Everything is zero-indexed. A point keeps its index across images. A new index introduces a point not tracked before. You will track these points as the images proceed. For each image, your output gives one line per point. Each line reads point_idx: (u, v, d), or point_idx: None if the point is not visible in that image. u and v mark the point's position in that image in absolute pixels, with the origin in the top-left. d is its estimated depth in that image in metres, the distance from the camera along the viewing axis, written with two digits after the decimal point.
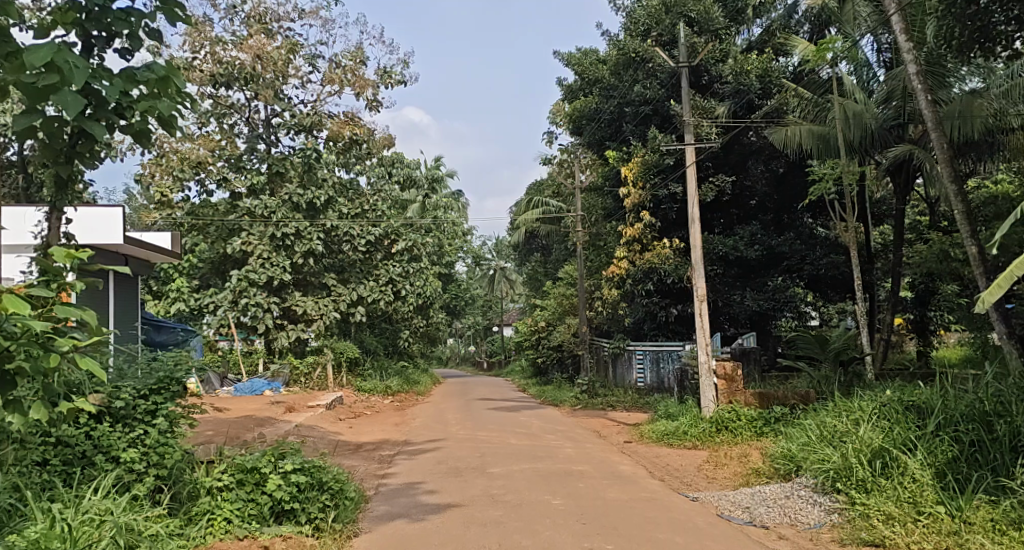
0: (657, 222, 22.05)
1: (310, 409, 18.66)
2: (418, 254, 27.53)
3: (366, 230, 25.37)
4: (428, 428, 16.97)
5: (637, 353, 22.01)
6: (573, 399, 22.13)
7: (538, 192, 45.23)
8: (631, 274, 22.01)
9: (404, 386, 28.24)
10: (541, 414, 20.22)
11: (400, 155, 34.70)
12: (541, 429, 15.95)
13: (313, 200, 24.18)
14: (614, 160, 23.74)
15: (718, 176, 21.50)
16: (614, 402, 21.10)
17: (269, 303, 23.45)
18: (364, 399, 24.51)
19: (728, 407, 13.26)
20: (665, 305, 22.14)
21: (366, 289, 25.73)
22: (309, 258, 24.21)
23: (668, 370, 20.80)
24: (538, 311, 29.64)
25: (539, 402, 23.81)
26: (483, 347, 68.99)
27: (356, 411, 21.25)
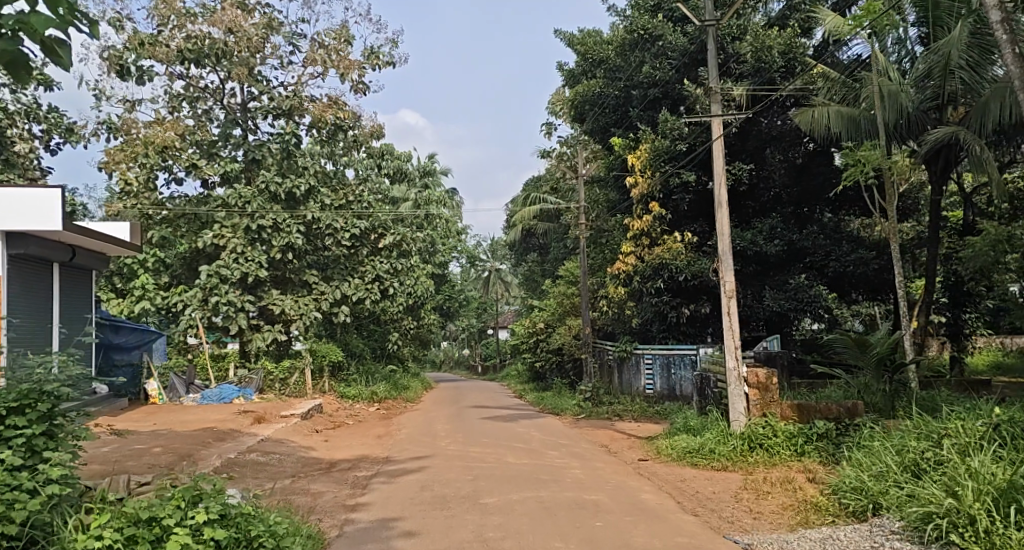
0: (667, 214, 20.22)
1: (283, 420, 16.77)
2: (408, 250, 25.64)
3: (351, 222, 23.52)
4: (413, 442, 15.07)
5: (645, 357, 20.16)
6: (574, 408, 20.27)
7: (535, 187, 43.41)
8: (638, 271, 20.18)
9: (392, 392, 26.35)
10: (540, 424, 18.34)
11: (390, 147, 32.80)
12: (541, 444, 14.08)
13: (293, 190, 22.44)
14: (619, 148, 21.87)
15: (735, 164, 19.61)
16: (620, 411, 19.24)
17: (243, 301, 21.52)
18: (347, 406, 22.63)
19: (762, 420, 11.41)
20: (677, 305, 20.13)
21: (351, 287, 23.82)
22: (288, 253, 22.38)
23: (680, 377, 19.03)
24: (536, 312, 27.76)
25: (538, 411, 21.93)
26: (478, 350, 67.01)
27: (336, 421, 19.33)
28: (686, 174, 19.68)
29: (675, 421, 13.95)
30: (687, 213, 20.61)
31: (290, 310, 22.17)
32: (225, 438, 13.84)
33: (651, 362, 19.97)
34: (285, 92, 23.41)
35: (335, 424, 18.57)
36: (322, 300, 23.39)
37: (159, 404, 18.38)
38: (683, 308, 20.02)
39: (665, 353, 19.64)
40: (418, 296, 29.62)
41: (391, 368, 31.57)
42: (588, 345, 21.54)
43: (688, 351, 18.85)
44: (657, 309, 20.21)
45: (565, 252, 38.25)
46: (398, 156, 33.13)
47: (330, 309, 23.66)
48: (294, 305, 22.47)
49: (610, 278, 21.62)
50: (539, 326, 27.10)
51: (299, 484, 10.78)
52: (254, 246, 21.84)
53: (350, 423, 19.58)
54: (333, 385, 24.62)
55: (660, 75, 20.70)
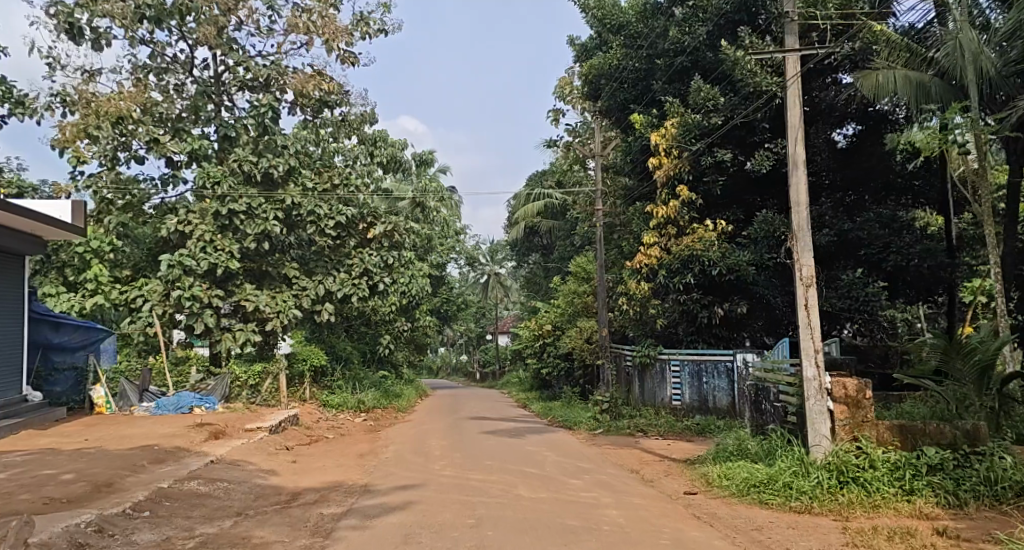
0: (696, 199, 17.62)
1: (247, 435, 14.08)
2: (402, 243, 22.93)
3: (336, 209, 20.69)
4: (401, 465, 12.37)
5: (672, 363, 17.58)
6: (589, 422, 17.58)
7: (539, 182, 40.86)
8: (666, 266, 17.52)
9: (383, 401, 23.65)
10: (552, 441, 15.68)
11: (384, 134, 30.14)
12: (557, 470, 11.39)
13: (270, 170, 19.75)
14: (641, 126, 19.24)
15: (778, 140, 17.01)
16: (643, 425, 16.61)
17: (211, 296, 18.78)
18: (329, 418, 20.02)
19: (852, 445, 8.79)
20: (708, 304, 17.45)
21: (336, 282, 21.06)
22: (263, 242, 19.68)
23: (713, 387, 16.60)
24: (542, 314, 25.08)
25: (547, 423, 19.30)
26: (476, 357, 64.23)
27: (312, 436, 16.62)
28: (721, 152, 17.06)
29: (724, 442, 11.28)
30: (720, 198, 17.95)
31: (265, 307, 19.49)
32: (166, 460, 11.14)
33: (678, 369, 17.40)
34: (262, 60, 20.56)
35: (311, 439, 15.91)
36: (303, 297, 20.68)
37: (105, 414, 15.73)
38: (717, 307, 17.36)
39: (694, 359, 17.14)
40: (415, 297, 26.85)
41: (383, 375, 28.85)
42: (606, 347, 18.74)
43: (722, 357, 16.46)
44: (686, 308, 17.55)
45: (572, 250, 35.52)
46: (393, 144, 30.40)
47: (311, 307, 20.96)
48: (271, 301, 19.81)
49: (629, 272, 18.97)
50: (546, 328, 24.53)
51: (241, 528, 8.12)
52: (225, 235, 19.16)
53: (329, 438, 16.87)
54: (316, 393, 21.90)
55: (689, 40, 18.06)
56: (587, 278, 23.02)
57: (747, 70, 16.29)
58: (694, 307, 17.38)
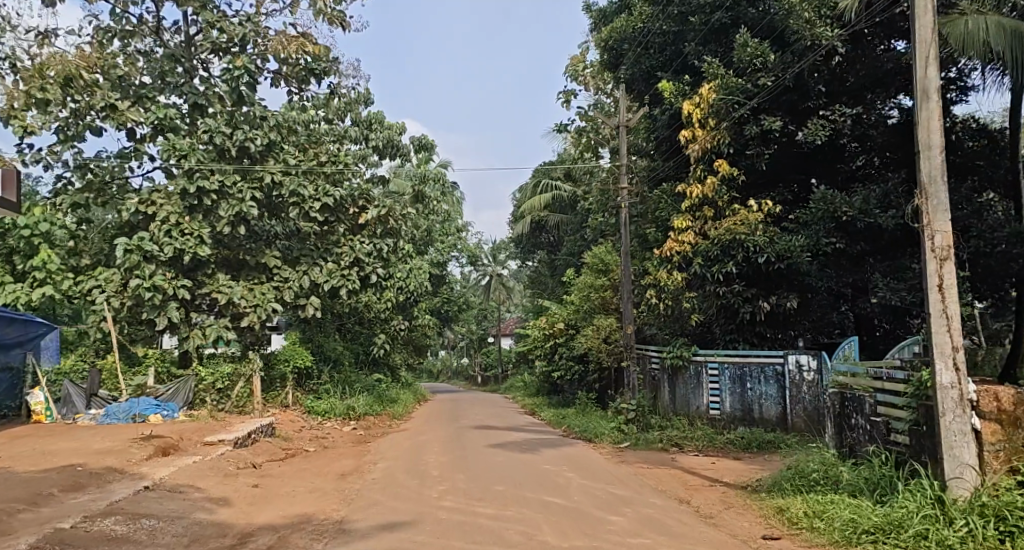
0: (738, 176, 15.21)
1: (199, 450, 11.63)
2: (398, 231, 20.56)
3: (323, 190, 18.22)
4: (389, 492, 9.93)
5: (710, 366, 15.10)
6: (613, 434, 15.10)
7: (546, 173, 38.58)
8: (704, 253, 15.12)
9: (376, 407, 21.18)
10: (571, 458, 13.24)
11: (380, 116, 27.75)
12: (587, 501, 8.95)
13: (247, 144, 17.32)
14: (671, 95, 16.83)
15: (834, 106, 14.68)
16: (677, 440, 14.17)
17: (176, 288, 16.34)
18: (314, 429, 17.61)
19: (1010, 479, 6.53)
20: (751, 298, 14.97)
21: (322, 273, 18.69)
22: (239, 227, 17.27)
23: (760, 394, 14.20)
24: (553, 311, 22.67)
25: (562, 435, 16.85)
26: (477, 359, 61.75)
27: (289, 449, 14.23)
28: (769, 120, 14.65)
29: (801, 466, 8.87)
30: (764, 176, 15.54)
31: (241, 300, 17.09)
32: (85, 487, 8.67)
33: (717, 373, 14.97)
34: (237, 20, 18.07)
35: (286, 453, 13.52)
36: (284, 290, 18.25)
37: (42, 425, 13.28)
38: (763, 301, 14.88)
39: (737, 361, 14.71)
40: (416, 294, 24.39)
41: (377, 379, 26.37)
42: (631, 348, 16.15)
43: (770, 360, 14.24)
44: (726, 303, 15.12)
45: (582, 245, 33.15)
46: (390, 128, 27.93)
47: (293, 302, 18.54)
48: (248, 294, 17.45)
49: (657, 262, 16.51)
50: (558, 327, 22.10)
51: None
52: (194, 217, 16.78)
53: (310, 451, 14.48)
54: (300, 398, 19.46)
55: None
56: (605, 271, 20.55)
57: (802, 19, 14.14)
58: (736, 300, 14.93)
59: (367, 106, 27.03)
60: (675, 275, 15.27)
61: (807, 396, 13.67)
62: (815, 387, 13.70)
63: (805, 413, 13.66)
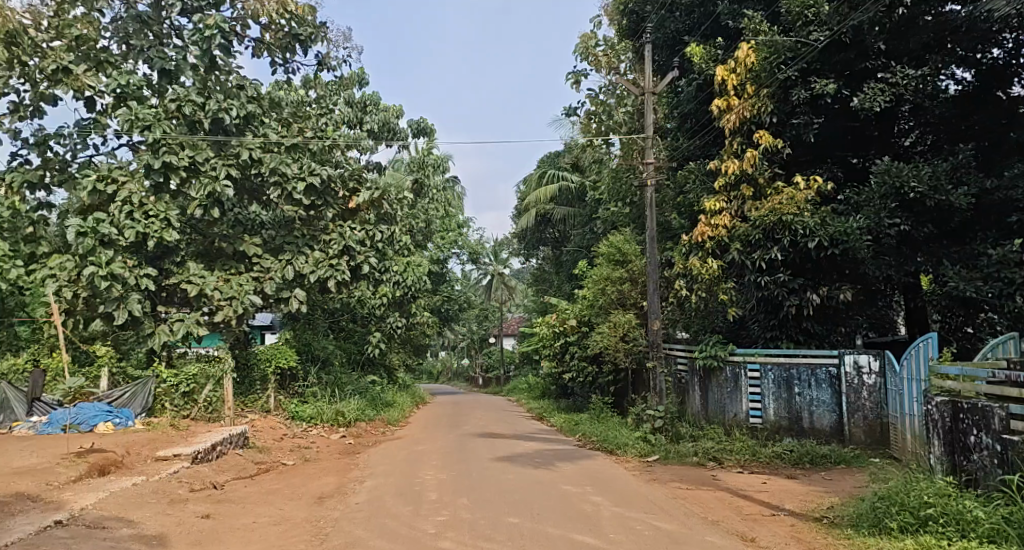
0: (782, 148, 13.24)
1: (144, 468, 9.63)
2: (394, 217, 18.64)
3: (308, 168, 16.23)
4: (373, 524, 7.97)
5: (750, 367, 13.05)
6: (638, 446, 13.09)
7: (553, 164, 36.83)
8: (744, 238, 13.14)
9: (369, 411, 19.20)
10: (593, 475, 11.28)
11: (376, 97, 25.84)
12: (626, 542, 6.97)
13: (222, 115, 15.37)
14: (701, 60, 14.89)
15: (896, 67, 12.67)
16: (715, 453, 12.19)
17: (140, 278, 14.40)
18: (297, 438, 15.64)
19: None
20: (798, 289, 12.96)
21: (307, 263, 16.74)
22: (213, 209, 15.33)
23: (812, 400, 12.31)
24: (564, 307, 20.73)
25: (576, 445, 14.85)
26: (478, 361, 59.83)
27: (262, 463, 12.28)
28: (819, 83, 12.69)
29: (906, 498, 6.93)
30: (811, 149, 13.56)
31: (214, 292, 15.16)
32: None
33: (758, 375, 12.93)
34: None
35: (258, 469, 11.57)
36: (264, 282, 16.24)
37: None
38: (811, 292, 12.87)
39: (782, 361, 12.69)
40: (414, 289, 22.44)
41: (372, 382, 24.40)
42: (658, 348, 14.03)
43: (822, 361, 12.30)
44: (769, 295, 13.12)
45: (591, 238, 31.22)
46: (387, 110, 26.00)
47: (274, 295, 16.56)
48: (224, 286, 15.55)
49: (685, 249, 14.50)
50: (569, 324, 20.15)
51: None
52: (161, 197, 14.90)
53: (289, 465, 12.53)
54: (284, 403, 17.50)
55: None
56: (622, 262, 18.61)
57: None
58: (782, 292, 12.93)
59: (362, 87, 25.12)
60: (710, 264, 13.20)
61: (868, 403, 11.83)
62: (876, 392, 11.84)
63: (865, 422, 11.84)
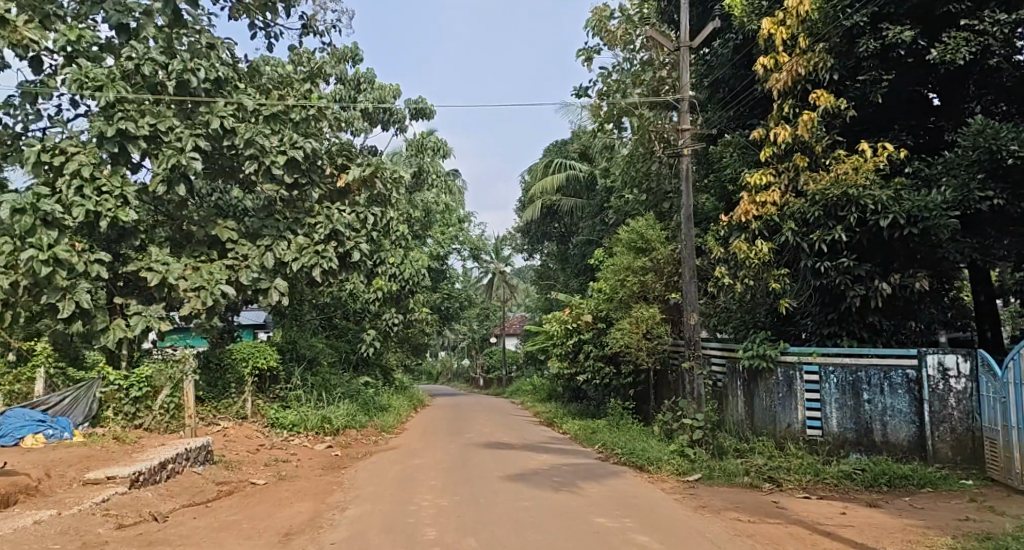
0: (843, 110, 11.24)
1: (58, 503, 7.58)
2: (389, 199, 16.65)
3: (290, 139, 14.24)
4: None
5: (807, 368, 11.00)
6: (674, 462, 11.01)
7: (560, 152, 34.85)
8: (799, 215, 11.15)
9: (360, 417, 17.20)
10: (625, 500, 9.28)
11: (371, 75, 23.81)
12: None
13: (190, 78, 13.34)
14: (743, 13, 12.87)
15: (984, 11, 10.57)
16: (771, 473, 10.12)
17: (91, 265, 12.40)
18: (276, 450, 13.63)
19: None
20: (865, 276, 10.94)
21: (289, 250, 14.77)
22: (179, 186, 13.33)
23: (884, 409, 10.32)
24: (577, 302, 18.74)
25: (596, 458, 12.79)
26: (480, 362, 57.87)
27: (226, 483, 10.28)
28: (893, 30, 10.67)
29: None
30: (874, 111, 11.66)
31: (179, 281, 13.16)
32: None
33: (817, 378, 10.89)
34: None
35: (217, 492, 9.58)
36: (239, 272, 14.23)
37: None
38: (880, 281, 10.83)
39: (848, 362, 10.64)
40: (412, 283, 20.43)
41: (367, 385, 22.39)
42: (697, 346, 11.88)
43: (896, 361, 10.30)
44: (829, 284, 11.08)
45: (602, 230, 29.22)
46: (383, 90, 23.97)
47: (250, 286, 14.57)
48: (191, 275, 13.57)
49: (723, 231, 12.47)
50: (584, 321, 18.16)
51: None
52: (116, 171, 12.91)
53: (259, 485, 10.53)
54: (263, 408, 15.50)
55: None
56: (645, 251, 16.59)
57: None
58: (845, 280, 10.89)
59: (355, 64, 23.10)
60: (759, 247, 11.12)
61: (956, 413, 9.88)
62: (965, 399, 9.87)
63: (953, 436, 9.88)
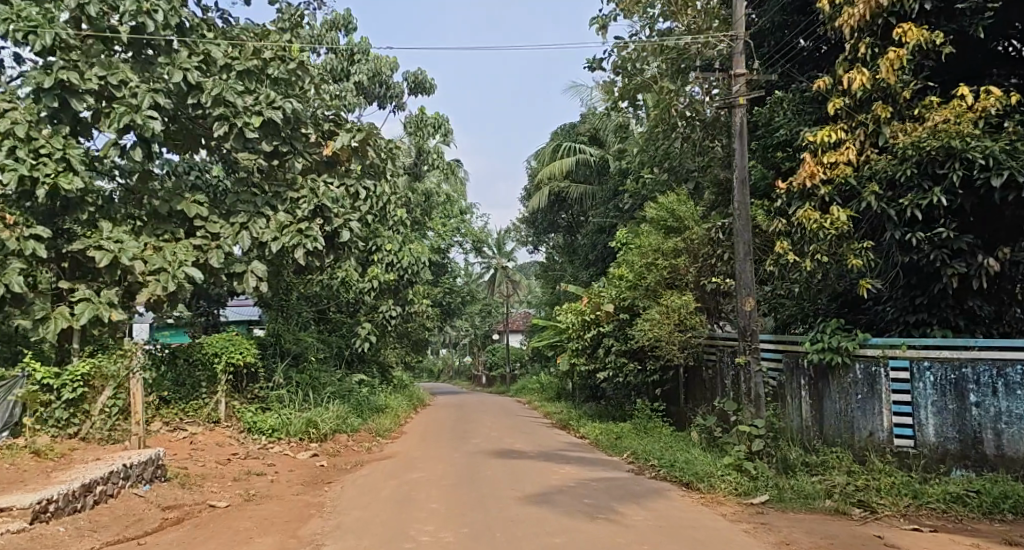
0: (935, 49, 9.21)
1: None
2: (384, 171, 14.61)
3: (267, 98, 12.18)
4: None
5: (895, 364, 8.95)
6: (732, 480, 8.96)
7: (567, 136, 32.79)
8: (884, 176, 9.16)
9: (352, 420, 15.16)
10: (680, 532, 7.25)
11: (364, 45, 21.71)
12: None
13: (145, 23, 11.26)
14: None
15: None
16: (858, 496, 8.08)
17: (24, 241, 10.34)
18: (250, 462, 11.60)
19: None
20: (966, 251, 8.91)
21: (267, 228, 12.72)
22: (134, 149, 11.27)
23: (998, 415, 8.27)
24: (595, 291, 16.67)
25: (629, 471, 10.74)
26: (482, 360, 55.82)
27: (175, 508, 8.23)
28: None
29: None
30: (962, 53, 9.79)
31: (134, 262, 11.10)
32: None
33: (908, 377, 8.86)
34: None
35: (160, 522, 7.53)
36: (208, 253, 12.13)
37: None
38: (985, 256, 8.82)
39: (948, 357, 8.59)
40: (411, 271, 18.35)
41: (361, 383, 20.32)
42: (756, 338, 9.81)
43: (1014, 355, 8.25)
44: (922, 260, 9.09)
45: (616, 216, 27.15)
46: (378, 62, 21.87)
47: (223, 270, 12.51)
48: (150, 255, 11.54)
49: (781, 200, 10.44)
50: (604, 311, 16.12)
51: None
52: (57, 131, 10.86)
53: (219, 508, 8.47)
54: (238, 411, 13.44)
55: None
56: (676, 231, 14.52)
57: None
58: (942, 255, 8.88)
59: (347, 33, 21.02)
60: (835, 214, 9.09)
61: None
62: None
63: None
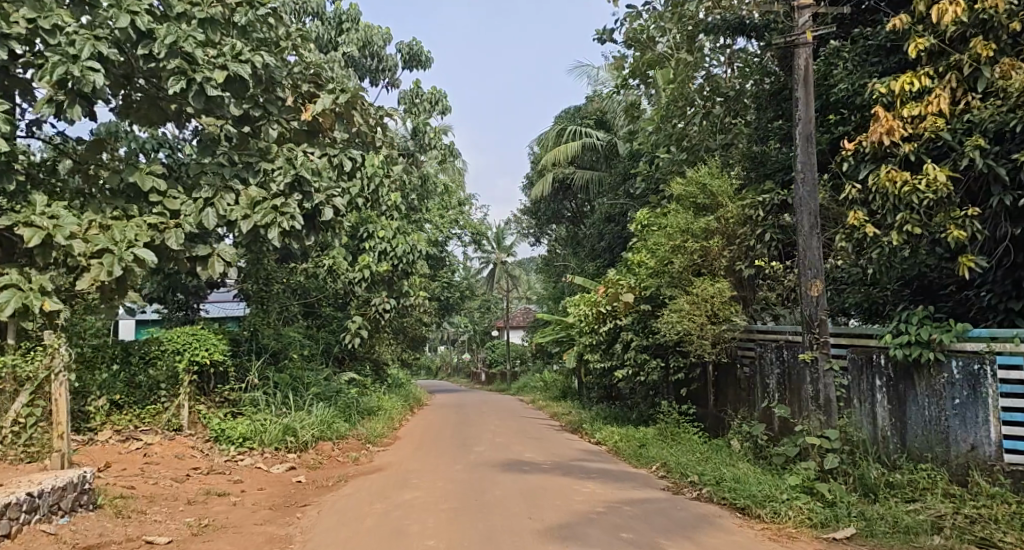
0: None
1: None
2: (374, 143, 12.83)
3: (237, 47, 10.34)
4: None
5: (1005, 360, 7.14)
6: (804, 507, 7.20)
7: (573, 120, 30.97)
8: (990, 126, 7.40)
9: (339, 425, 13.36)
10: None
11: (354, 14, 19.86)
12: None
13: None
14: None
15: None
16: (976, 530, 6.34)
17: None
18: (215, 479, 9.79)
19: None
20: None
21: (237, 206, 10.93)
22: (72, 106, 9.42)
23: None
24: (612, 279, 14.87)
25: (665, 490, 8.95)
26: (481, 357, 53.96)
27: None
28: None
29: None
30: None
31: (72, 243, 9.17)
32: None
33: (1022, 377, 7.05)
34: None
35: None
36: (166, 233, 10.28)
37: None
38: None
39: None
40: (405, 259, 16.56)
41: (351, 383, 18.51)
42: (824, 330, 8.09)
43: None
44: None
45: (626, 203, 25.39)
46: (369, 33, 20.04)
47: (183, 253, 10.65)
48: (94, 235, 9.71)
49: (847, 164, 8.68)
50: (622, 302, 14.34)
51: None
52: None
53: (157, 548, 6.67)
54: (205, 416, 11.62)
55: None
56: (709, 210, 12.78)
57: None
58: None
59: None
60: (931, 174, 7.30)
61: None
62: None
63: None
